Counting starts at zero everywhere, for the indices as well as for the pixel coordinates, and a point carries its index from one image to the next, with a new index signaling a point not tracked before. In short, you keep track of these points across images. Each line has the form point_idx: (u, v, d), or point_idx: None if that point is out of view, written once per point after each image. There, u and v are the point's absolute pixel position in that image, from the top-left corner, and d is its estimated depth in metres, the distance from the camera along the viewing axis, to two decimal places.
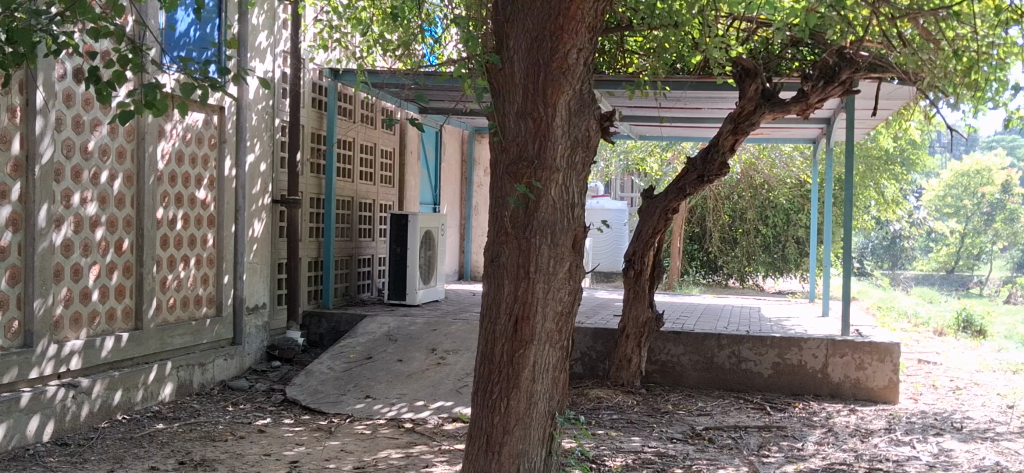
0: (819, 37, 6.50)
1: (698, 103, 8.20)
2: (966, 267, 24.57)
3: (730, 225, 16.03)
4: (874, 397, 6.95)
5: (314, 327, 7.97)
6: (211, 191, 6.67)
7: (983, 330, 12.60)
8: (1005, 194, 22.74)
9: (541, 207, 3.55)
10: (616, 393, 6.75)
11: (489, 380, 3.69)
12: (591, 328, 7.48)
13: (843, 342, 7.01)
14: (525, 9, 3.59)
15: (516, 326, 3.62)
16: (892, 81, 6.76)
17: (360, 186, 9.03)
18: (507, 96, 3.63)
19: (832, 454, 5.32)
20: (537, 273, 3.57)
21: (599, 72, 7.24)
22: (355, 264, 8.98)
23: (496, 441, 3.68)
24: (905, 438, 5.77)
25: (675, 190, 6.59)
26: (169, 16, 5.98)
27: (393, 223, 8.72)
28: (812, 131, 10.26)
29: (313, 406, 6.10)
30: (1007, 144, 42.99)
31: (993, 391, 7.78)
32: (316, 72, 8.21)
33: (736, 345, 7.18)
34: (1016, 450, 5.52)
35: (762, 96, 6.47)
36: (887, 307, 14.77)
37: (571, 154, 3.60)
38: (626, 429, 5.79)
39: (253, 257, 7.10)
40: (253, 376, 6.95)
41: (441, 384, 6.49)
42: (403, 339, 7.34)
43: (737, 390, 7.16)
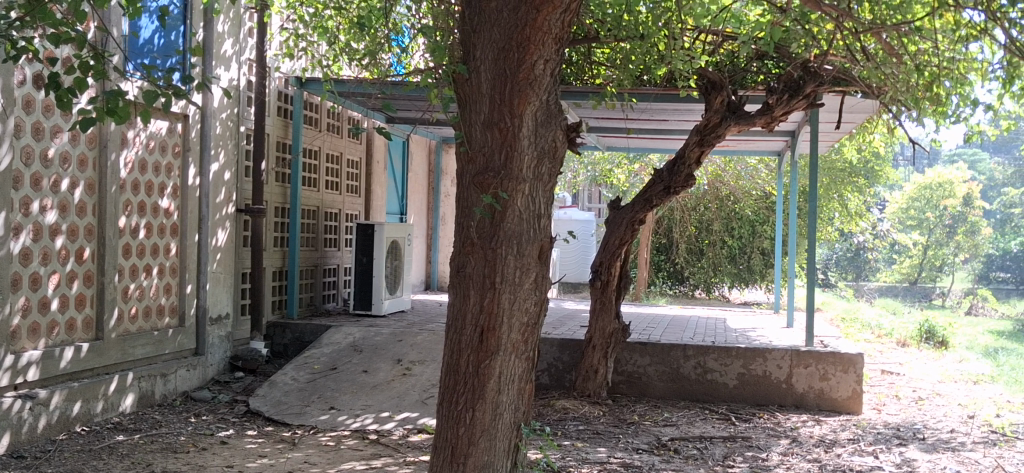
0: (784, 50, 6.61)
1: (663, 114, 8.25)
2: (929, 279, 24.91)
3: (697, 236, 16.19)
4: (838, 407, 7.01)
5: (280, 337, 7.95)
6: (175, 199, 6.63)
7: (946, 340, 12.73)
8: (966, 206, 22.98)
9: (508, 217, 3.55)
10: (583, 404, 6.77)
11: (455, 391, 3.69)
12: (557, 338, 7.50)
13: (807, 352, 7.06)
14: (491, 19, 3.59)
15: (482, 337, 3.62)
16: (855, 95, 6.86)
17: (327, 195, 9.03)
18: (473, 105, 3.64)
19: (797, 465, 5.36)
20: (503, 283, 3.57)
21: (566, 84, 7.29)
22: (320, 274, 8.96)
23: (461, 453, 3.67)
24: (869, 448, 5.82)
25: (641, 201, 6.63)
26: (133, 23, 5.95)
27: (359, 232, 8.71)
28: (776, 143, 10.34)
29: (277, 418, 6.07)
30: (968, 158, 43.84)
31: (954, 401, 7.86)
32: (282, 80, 8.18)
33: (701, 355, 7.22)
34: (977, 460, 5.58)
35: (727, 108, 6.60)
36: (852, 318, 14.89)
37: (537, 165, 3.61)
38: (592, 440, 5.81)
39: (216, 267, 7.08)
40: (217, 387, 6.92)
41: (406, 395, 6.48)
42: (369, 349, 7.33)
43: (703, 400, 7.20)
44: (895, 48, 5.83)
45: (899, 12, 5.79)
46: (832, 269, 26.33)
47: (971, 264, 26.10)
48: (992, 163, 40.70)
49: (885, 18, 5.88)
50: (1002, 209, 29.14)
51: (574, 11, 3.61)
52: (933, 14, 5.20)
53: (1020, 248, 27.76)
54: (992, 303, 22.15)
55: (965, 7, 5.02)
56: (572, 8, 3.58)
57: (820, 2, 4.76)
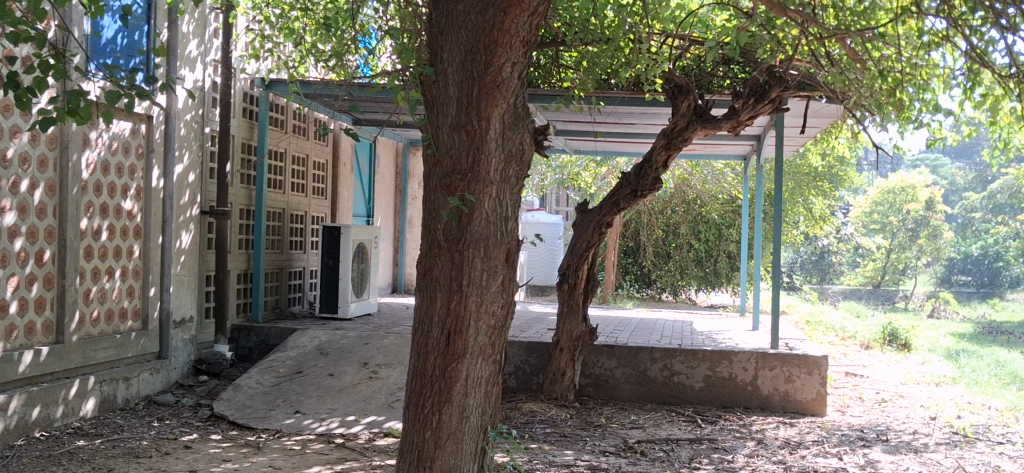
0: (749, 55, 6.65)
1: (631, 117, 8.27)
2: (892, 282, 25.24)
3: (664, 239, 16.30)
4: (802, 409, 7.07)
5: (244, 340, 7.88)
6: (138, 201, 6.55)
7: (908, 343, 12.86)
8: (929, 210, 23.25)
9: (474, 220, 3.54)
10: (550, 407, 6.77)
11: (421, 395, 3.67)
12: (525, 341, 7.50)
13: (773, 355, 7.11)
14: (459, 21, 3.59)
15: (448, 340, 3.60)
16: (820, 100, 6.93)
17: (292, 197, 8.97)
18: (440, 108, 3.63)
19: (762, 466, 5.40)
20: (469, 286, 3.56)
21: (534, 87, 7.29)
22: (286, 277, 8.89)
23: (427, 456, 3.66)
24: (833, 450, 5.87)
25: (609, 204, 6.66)
26: (95, 22, 5.87)
27: (325, 235, 8.66)
28: (741, 148, 10.43)
29: (241, 421, 6.02)
30: (930, 163, 44.45)
31: (917, 403, 7.96)
32: (247, 81, 8.11)
33: (668, 358, 7.25)
34: (938, 460, 5.66)
35: (694, 112, 6.62)
36: (818, 321, 15.03)
37: (504, 168, 3.61)
38: (559, 443, 5.80)
39: (180, 269, 7.00)
40: (181, 391, 6.84)
41: (372, 398, 6.45)
42: (335, 353, 7.29)
43: (669, 403, 7.23)
44: (859, 53, 5.88)
45: (863, 18, 5.87)
46: (796, 272, 26.62)
47: (933, 267, 26.48)
48: (954, 168, 41.29)
49: (849, 23, 5.92)
50: (964, 214, 29.57)
51: (541, 14, 3.62)
52: (897, 20, 5.25)
53: (979, 251, 28.23)
54: (953, 305, 22.48)
55: (928, 14, 5.07)
56: (540, 11, 3.58)
57: (785, 7, 4.78)
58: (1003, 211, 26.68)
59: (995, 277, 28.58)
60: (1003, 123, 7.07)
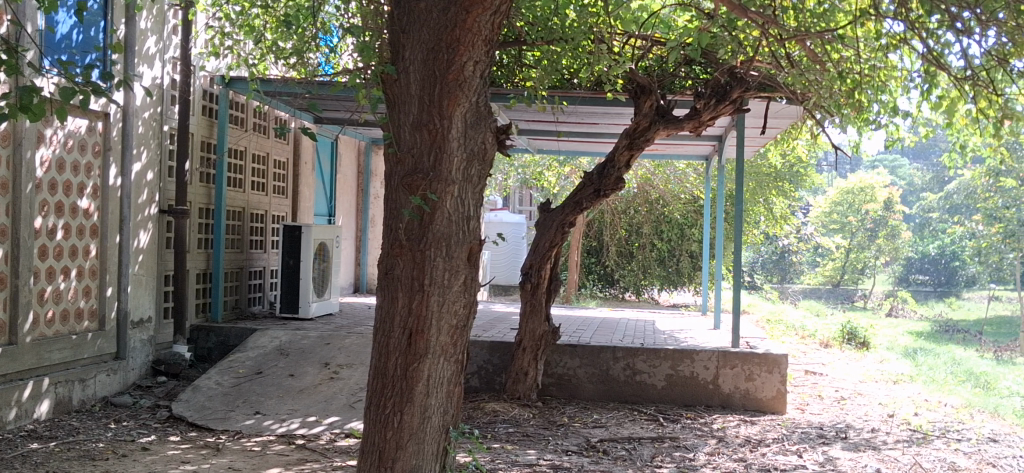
0: (711, 56, 6.68)
1: (593, 117, 8.27)
2: (852, 281, 25.59)
3: (627, 239, 16.39)
4: (763, 407, 7.13)
5: (203, 341, 7.80)
6: (95, 199, 6.45)
7: (867, 341, 13.02)
8: (887, 210, 23.54)
9: (436, 219, 3.53)
10: (512, 407, 6.76)
11: (382, 395, 3.65)
12: (487, 341, 7.49)
13: (733, 353, 7.17)
14: (421, 20, 3.57)
15: (410, 339, 3.59)
16: (781, 101, 7.00)
17: (252, 196, 8.88)
18: (402, 106, 3.60)
19: (723, 464, 5.44)
20: (431, 285, 3.55)
21: (497, 86, 7.27)
22: (246, 277, 8.80)
23: (388, 457, 3.64)
24: (793, 447, 5.93)
25: (571, 204, 6.68)
26: (50, 18, 5.77)
27: (286, 234, 8.59)
28: (703, 148, 10.51)
29: (200, 423, 5.95)
30: (889, 164, 45.09)
31: (874, 401, 8.06)
32: (207, 79, 8.02)
33: (631, 357, 7.28)
34: (896, 457, 5.73)
35: (656, 112, 6.63)
36: (778, 320, 15.17)
37: (466, 167, 3.60)
38: (521, 442, 5.80)
39: (138, 269, 6.91)
40: (139, 392, 6.76)
41: (333, 399, 6.42)
42: (296, 353, 7.23)
43: (631, 402, 7.26)
44: (818, 55, 5.93)
45: (823, 19, 5.93)
46: (757, 271, 26.91)
47: (891, 267, 26.85)
48: (911, 169, 41.94)
49: (809, 25, 5.98)
50: (921, 214, 30.03)
51: (503, 13, 3.61)
52: (855, 22, 5.29)
53: (936, 251, 28.68)
54: (910, 304, 22.80)
55: (886, 17, 5.13)
56: (502, 10, 3.57)
57: (746, 8, 4.79)
58: (959, 211, 27.05)
59: (951, 276, 29.31)
60: (958, 126, 7.18)
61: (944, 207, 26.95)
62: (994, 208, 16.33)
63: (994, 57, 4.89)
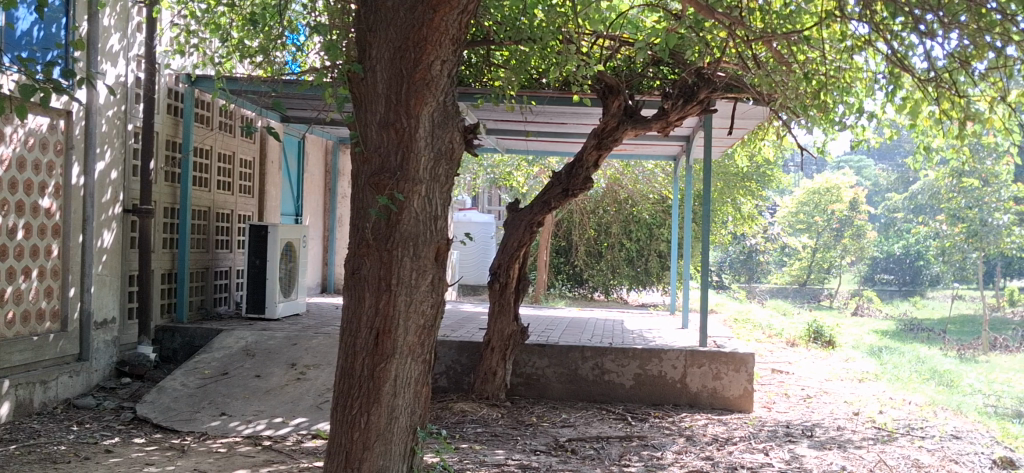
0: (679, 56, 6.71)
1: (562, 117, 8.29)
2: (818, 280, 25.87)
3: (596, 239, 16.45)
4: (730, 406, 7.18)
5: (168, 342, 7.73)
6: (57, 199, 6.37)
7: (832, 340, 13.15)
8: (853, 211, 23.77)
9: (404, 219, 3.52)
10: (480, 407, 6.76)
11: (349, 395, 3.64)
12: (456, 341, 7.48)
13: (701, 352, 7.22)
14: (388, 18, 3.55)
15: (377, 339, 3.57)
16: (748, 102, 7.06)
17: (218, 195, 8.80)
18: (369, 105, 3.58)
19: (690, 462, 5.47)
20: (398, 285, 3.54)
21: (465, 85, 7.25)
22: (212, 277, 8.73)
23: (355, 457, 3.63)
24: (760, 446, 5.97)
25: (540, 204, 6.66)
26: (10, 14, 5.68)
27: (253, 234, 8.53)
28: (670, 148, 10.57)
29: (165, 424, 5.89)
30: (855, 164, 45.60)
31: (840, 399, 8.14)
32: (172, 77, 7.94)
33: (599, 356, 7.31)
34: (861, 455, 5.79)
35: (625, 113, 6.64)
36: (745, 319, 15.28)
37: (433, 166, 3.60)
38: (489, 442, 5.79)
39: (101, 269, 6.83)
40: (102, 394, 6.69)
41: (300, 400, 6.38)
42: (262, 354, 7.18)
43: (600, 401, 7.28)
44: (785, 56, 5.97)
45: (788, 21, 5.97)
46: (725, 271, 27.13)
47: (857, 266, 27.13)
48: (876, 169, 42.47)
49: (774, 27, 6.01)
50: (886, 214, 30.40)
51: (470, 12, 3.61)
52: (821, 24, 5.32)
53: (901, 251, 29.04)
54: (875, 303, 23.06)
55: (852, 19, 5.17)
56: (469, 9, 3.57)
57: (713, 9, 4.80)
58: (923, 211, 27.36)
59: (916, 276, 29.68)
60: (922, 127, 7.27)
61: (908, 208, 27.28)
62: (957, 208, 16.53)
63: (956, 59, 4.95)
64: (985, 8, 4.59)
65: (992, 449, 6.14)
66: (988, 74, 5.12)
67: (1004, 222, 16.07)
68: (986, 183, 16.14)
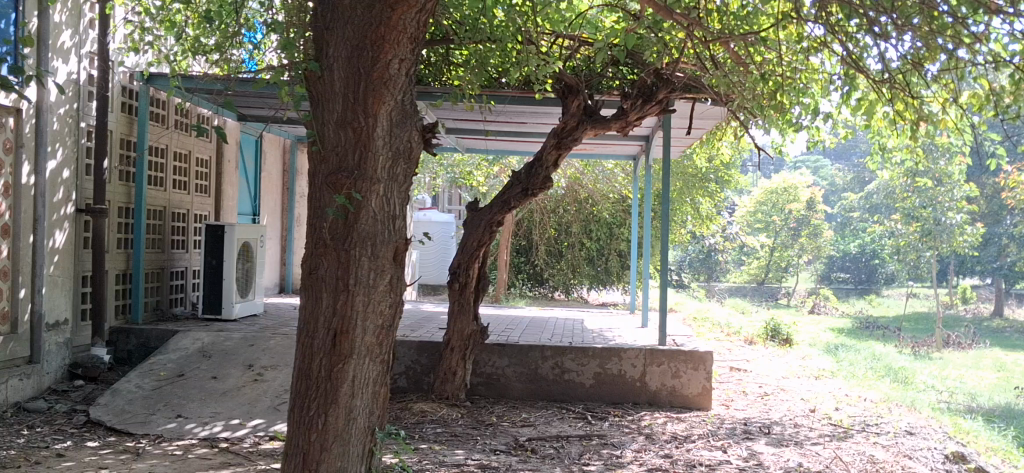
0: (637, 56, 6.75)
1: (521, 117, 8.34)
2: (775, 279, 26.21)
3: (557, 238, 16.52)
4: (689, 403, 7.24)
5: (123, 344, 7.62)
6: (7, 198, 6.24)
7: (789, 338, 13.30)
8: (810, 210, 24.03)
9: (361, 219, 3.50)
10: (440, 407, 6.75)
11: (307, 396, 3.61)
12: (415, 341, 7.45)
13: (660, 351, 7.26)
14: (345, 16, 3.53)
15: (335, 340, 3.55)
16: (705, 102, 7.11)
17: (173, 194, 8.70)
18: (326, 104, 3.56)
19: (649, 461, 5.50)
20: (356, 286, 3.51)
21: (424, 84, 7.21)
22: (167, 277, 8.63)
23: (313, 459, 3.60)
24: (718, 443, 6.03)
25: (499, 203, 6.65)
26: None
27: (209, 234, 8.44)
28: (630, 148, 10.63)
29: (119, 427, 5.81)
30: (812, 164, 46.21)
31: (797, 396, 8.23)
32: (125, 75, 7.82)
33: (559, 355, 7.32)
34: (817, 451, 5.86)
35: (584, 112, 6.71)
36: (704, 318, 15.40)
37: (392, 166, 3.58)
38: (449, 442, 5.78)
39: (53, 269, 6.71)
40: (54, 397, 6.58)
41: (258, 402, 6.32)
42: (219, 355, 7.10)
43: (560, 400, 7.30)
44: (742, 57, 6.01)
45: (746, 22, 6.03)
46: (685, 270, 27.37)
47: (813, 264, 27.48)
48: (833, 169, 43.07)
49: (732, 28, 6.08)
50: (842, 213, 30.84)
51: (428, 11, 3.60)
52: (778, 25, 5.35)
53: (857, 250, 29.47)
54: (832, 301, 23.38)
55: (808, 21, 5.22)
56: (427, 8, 3.56)
57: (672, 10, 4.75)
58: (878, 211, 27.76)
59: (871, 274, 30.44)
60: (875, 127, 7.40)
61: (864, 207, 27.67)
62: (912, 208, 16.79)
63: (910, 61, 5.01)
64: (938, 10, 4.64)
65: (944, 445, 6.24)
66: (940, 75, 5.19)
67: (957, 221, 16.38)
68: (939, 182, 16.45)
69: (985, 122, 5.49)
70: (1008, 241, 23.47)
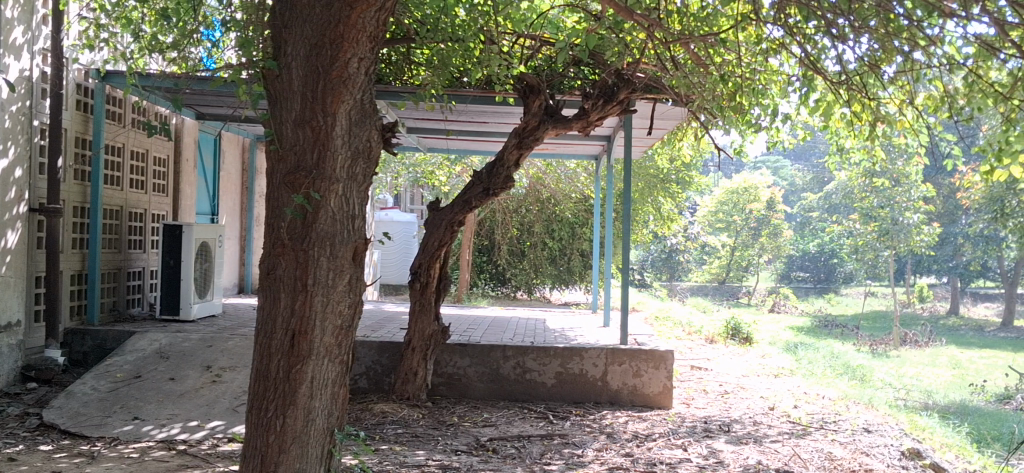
0: (599, 57, 6.77)
1: (482, 116, 8.33)
2: (736, 278, 26.45)
3: (519, 238, 16.55)
4: (650, 402, 7.28)
5: (79, 345, 7.51)
6: None
7: (749, 337, 13.41)
8: (770, 210, 24.23)
9: (320, 219, 3.47)
10: (402, 407, 6.73)
11: (264, 398, 3.57)
12: (376, 341, 7.42)
13: (621, 350, 7.29)
14: (303, 15, 3.50)
15: (293, 340, 3.52)
16: (666, 102, 7.16)
17: (131, 194, 8.59)
18: (284, 103, 3.53)
19: (611, 459, 5.52)
20: (315, 286, 3.49)
21: (385, 83, 7.16)
22: (124, 278, 8.52)
23: (271, 461, 3.57)
24: (679, 441, 6.07)
25: (460, 203, 6.63)
26: None
27: (166, 234, 8.34)
28: (591, 148, 10.67)
29: (74, 430, 5.72)
30: (772, 164, 46.72)
31: (756, 394, 8.31)
32: (80, 72, 7.69)
33: (520, 355, 7.32)
34: (776, 449, 5.92)
35: (545, 112, 6.71)
36: (667, 317, 15.50)
37: (351, 165, 3.56)
38: (410, 443, 5.77)
39: (6, 270, 6.59)
40: (7, 400, 6.47)
41: (216, 403, 6.26)
42: (176, 356, 7.01)
43: (521, 399, 7.30)
44: (703, 58, 6.04)
45: (705, 23, 6.07)
46: (646, 269, 27.53)
47: (773, 264, 27.76)
48: (792, 170, 43.55)
49: (692, 29, 6.12)
50: (802, 213, 31.19)
51: (388, 10, 3.58)
52: (737, 27, 5.38)
53: (816, 250, 29.82)
54: (792, 300, 23.65)
55: (767, 22, 5.26)
56: (387, 7, 3.54)
57: (632, 9, 4.63)
58: (837, 211, 28.11)
59: (830, 273, 30.84)
60: (834, 128, 7.46)
61: (823, 208, 28.02)
62: (870, 208, 17.01)
63: (866, 63, 5.06)
64: (893, 12, 4.66)
65: (901, 441, 6.33)
66: (897, 77, 5.26)
67: (913, 221, 16.61)
68: (897, 183, 16.66)
69: (939, 123, 5.57)
70: (963, 241, 23.85)
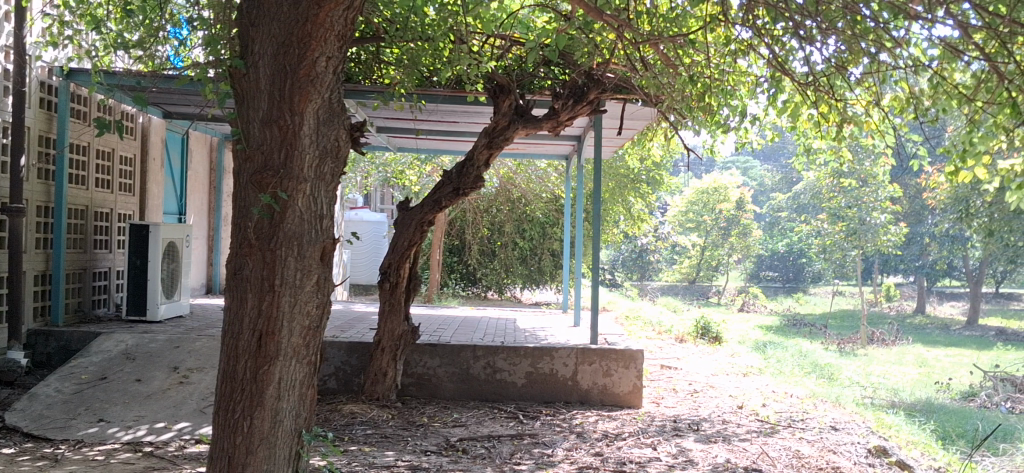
0: (568, 57, 6.78)
1: (452, 117, 8.35)
2: (706, 278, 26.59)
3: (489, 238, 16.54)
4: (620, 402, 7.30)
5: (43, 346, 7.43)
6: None
7: (718, 336, 13.49)
8: (740, 209, 24.36)
9: (288, 218, 3.45)
10: (371, 408, 6.71)
11: (231, 398, 3.54)
12: (346, 341, 7.39)
13: (591, 350, 7.31)
14: (270, 13, 3.47)
15: (260, 341, 3.49)
16: (636, 102, 7.19)
17: (96, 193, 8.49)
18: (251, 101, 3.50)
19: (580, 459, 5.53)
20: (282, 286, 3.47)
21: (353, 82, 7.11)
22: (89, 278, 8.42)
23: (238, 462, 3.54)
24: (648, 440, 6.09)
25: (430, 203, 6.61)
26: None
27: (133, 233, 8.25)
28: (561, 148, 10.68)
29: (37, 432, 5.64)
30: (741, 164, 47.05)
31: (725, 393, 8.36)
32: (44, 70, 7.58)
33: (490, 355, 7.32)
34: (744, 447, 5.96)
35: (514, 112, 6.70)
36: (637, 316, 15.55)
37: (318, 165, 3.54)
38: (380, 443, 5.74)
39: None
40: None
41: (183, 405, 6.21)
42: (143, 357, 6.94)
43: (491, 399, 7.30)
44: (672, 59, 6.07)
45: (674, 23, 6.10)
46: (617, 268, 27.61)
47: (742, 263, 27.94)
48: (761, 170, 43.88)
49: (661, 30, 6.15)
50: (770, 212, 31.44)
51: (356, 9, 3.56)
52: (705, 28, 5.40)
53: (784, 249, 30.06)
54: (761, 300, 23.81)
55: (736, 24, 5.29)
56: (354, 6, 3.52)
57: (600, 10, 4.61)
58: (806, 211, 28.35)
59: (798, 272, 31.12)
60: (800, 128, 7.53)
61: (792, 207, 28.26)
62: (838, 207, 17.16)
63: (832, 63, 5.10)
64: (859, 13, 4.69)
65: (867, 439, 6.39)
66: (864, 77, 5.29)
67: (880, 221, 16.79)
68: (864, 182, 16.80)
69: (904, 124, 5.63)
70: (929, 241, 24.14)
